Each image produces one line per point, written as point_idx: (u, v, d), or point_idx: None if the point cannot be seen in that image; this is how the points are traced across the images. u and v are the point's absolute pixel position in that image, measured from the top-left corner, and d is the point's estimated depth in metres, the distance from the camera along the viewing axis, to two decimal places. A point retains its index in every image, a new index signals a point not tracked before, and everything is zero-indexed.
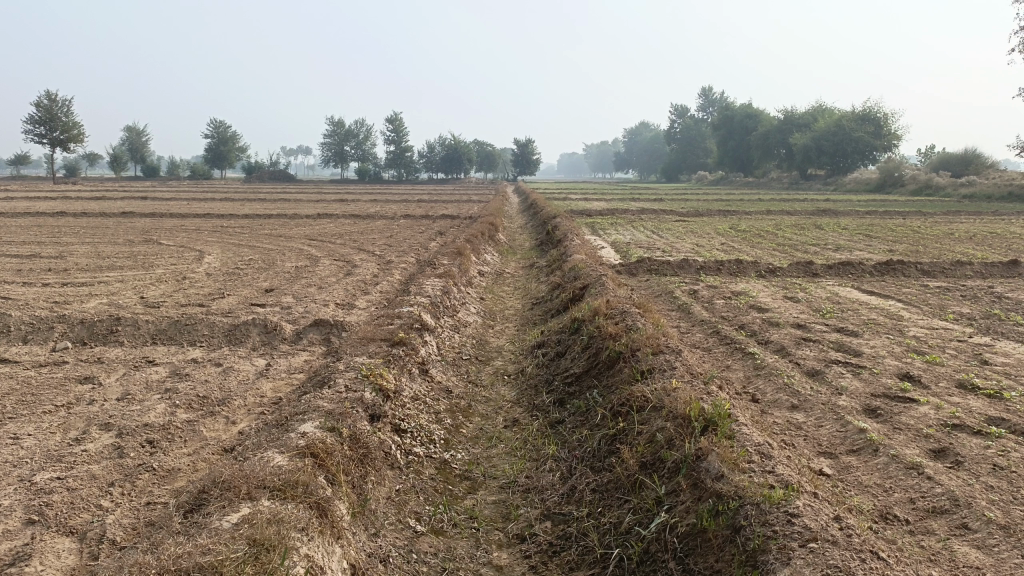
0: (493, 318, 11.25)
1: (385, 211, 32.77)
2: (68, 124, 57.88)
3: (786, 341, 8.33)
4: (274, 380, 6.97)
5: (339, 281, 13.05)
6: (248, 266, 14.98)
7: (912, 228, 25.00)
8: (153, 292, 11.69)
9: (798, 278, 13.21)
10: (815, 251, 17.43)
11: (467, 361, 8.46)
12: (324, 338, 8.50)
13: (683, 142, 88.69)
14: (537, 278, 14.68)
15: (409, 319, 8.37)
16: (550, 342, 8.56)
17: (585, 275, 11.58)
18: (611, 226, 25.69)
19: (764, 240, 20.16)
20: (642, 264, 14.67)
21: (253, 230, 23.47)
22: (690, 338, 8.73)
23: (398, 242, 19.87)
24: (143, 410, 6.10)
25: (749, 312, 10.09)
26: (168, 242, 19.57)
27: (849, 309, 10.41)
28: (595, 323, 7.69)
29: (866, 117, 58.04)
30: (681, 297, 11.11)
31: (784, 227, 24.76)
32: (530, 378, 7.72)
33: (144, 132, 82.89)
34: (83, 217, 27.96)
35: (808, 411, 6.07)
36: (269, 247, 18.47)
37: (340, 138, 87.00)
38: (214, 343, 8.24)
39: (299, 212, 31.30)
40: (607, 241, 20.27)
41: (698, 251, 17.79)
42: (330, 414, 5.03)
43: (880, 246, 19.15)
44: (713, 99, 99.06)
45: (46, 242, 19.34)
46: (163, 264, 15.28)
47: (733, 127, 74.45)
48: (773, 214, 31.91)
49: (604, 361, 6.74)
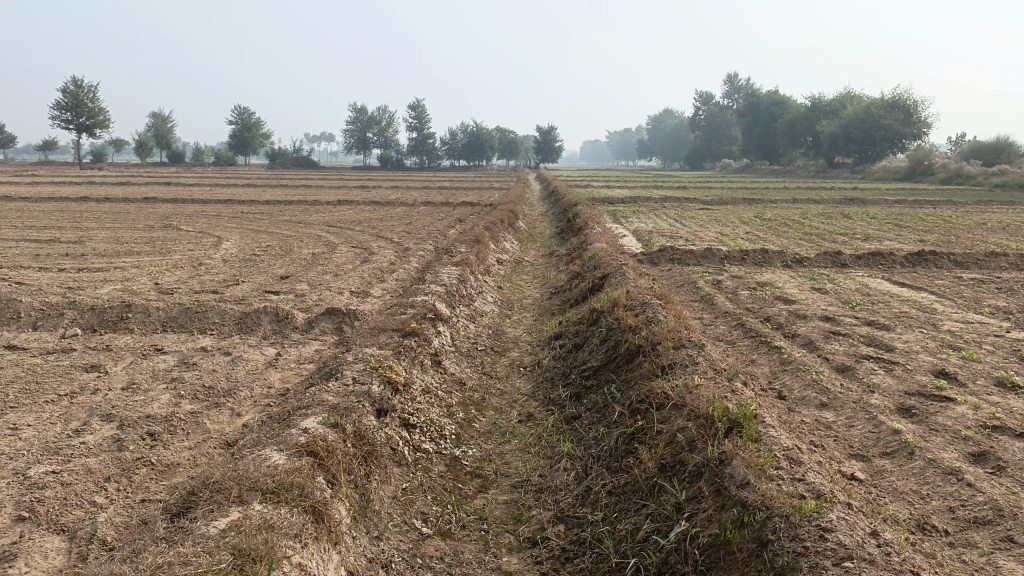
0: (510, 308, 11.00)
1: (406, 198, 32.60)
2: (94, 110, 58.30)
3: (814, 334, 8.00)
4: (282, 370, 6.78)
5: (355, 268, 12.87)
6: (265, 252, 14.85)
7: (943, 218, 24.35)
8: (168, 278, 11.59)
9: (825, 268, 12.81)
10: (843, 241, 16.98)
11: (482, 352, 8.23)
12: (336, 327, 8.31)
13: (708, 129, 87.61)
14: (557, 267, 14.40)
15: (423, 309, 8.14)
16: (568, 333, 8.30)
17: (605, 264, 11.29)
18: (633, 214, 25.32)
19: (790, 229, 19.70)
20: (664, 253, 14.34)
21: (272, 216, 23.39)
22: (713, 330, 8.42)
23: (417, 229, 19.66)
24: (147, 401, 5.93)
25: (775, 303, 9.75)
26: (187, 228, 19.53)
27: (880, 301, 10.02)
28: (614, 315, 7.41)
29: (895, 104, 56.79)
30: (704, 288, 10.78)
31: (810, 216, 24.21)
32: (546, 371, 7.47)
33: (169, 118, 83.56)
34: (107, 202, 28.11)
35: (838, 409, 5.77)
36: (287, 233, 18.36)
37: (362, 125, 86.99)
38: (224, 331, 8.07)
39: (319, 199, 31.22)
40: (629, 230, 19.92)
41: (722, 240, 17.40)
42: (334, 409, 4.82)
43: (910, 236, 18.62)
44: (738, 86, 97.65)
45: (67, 227, 19.39)
46: (180, 249, 15.20)
47: (759, 114, 73.33)
48: (799, 203, 31.31)
49: (623, 355, 6.46)
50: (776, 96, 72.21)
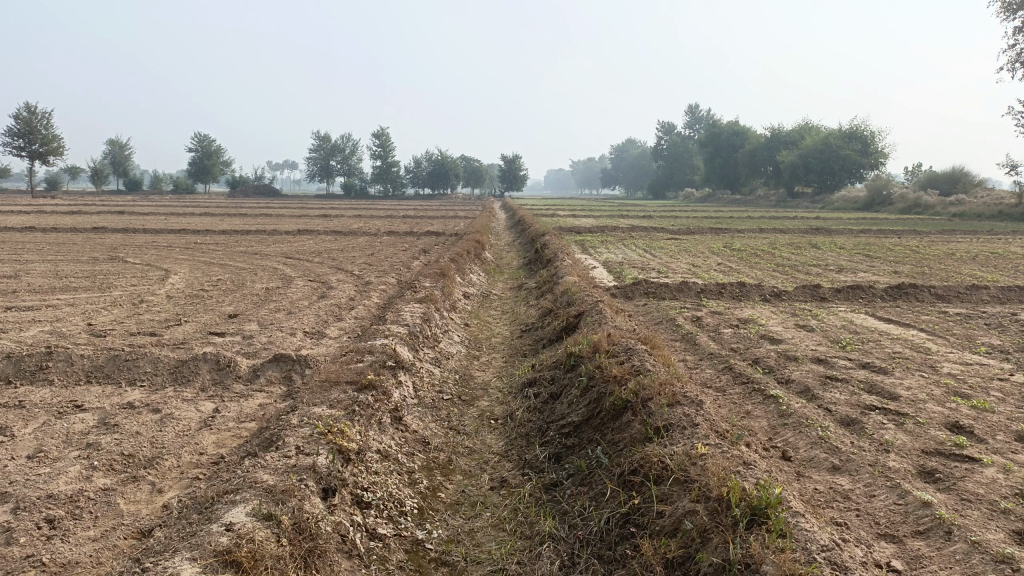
0: (478, 348, 10.24)
1: (369, 227, 31.76)
2: (47, 137, 56.55)
3: (810, 381, 7.35)
4: (218, 432, 5.90)
5: (311, 304, 12.03)
6: (215, 287, 13.89)
7: (911, 247, 24.25)
8: (104, 318, 10.59)
9: (806, 303, 12.27)
10: (818, 272, 16.55)
11: (448, 402, 7.42)
12: (285, 376, 7.44)
13: (671, 158, 88.34)
14: (526, 301, 13.68)
15: (381, 356, 7.32)
16: (543, 381, 7.54)
17: (580, 301, 10.60)
18: (601, 244, 24.81)
19: (763, 261, 19.30)
20: (638, 287, 13.72)
21: (227, 247, 22.33)
22: (700, 376, 7.73)
23: (379, 261, 18.80)
24: (52, 474, 5.01)
25: (761, 343, 9.12)
26: (134, 260, 18.42)
27: (871, 341, 9.43)
28: (595, 362, 6.68)
29: (853, 134, 57.55)
30: (685, 326, 10.11)
31: (780, 247, 23.88)
32: (520, 425, 6.69)
33: (127, 145, 81.89)
34: (53, 232, 26.76)
35: (854, 475, 5.10)
36: (242, 266, 17.40)
37: (325, 153, 86.07)
38: (157, 382, 7.17)
39: (278, 228, 30.22)
40: (599, 261, 19.31)
41: (695, 271, 16.86)
42: (269, 493, 3.99)
43: (884, 267, 18.26)
44: (699, 116, 98.77)
45: (3, 259, 18.16)
46: (122, 284, 14.17)
47: (720, 144, 74.07)
48: (766, 232, 31.14)
49: (609, 411, 5.72)
50: (738, 126, 72.98)
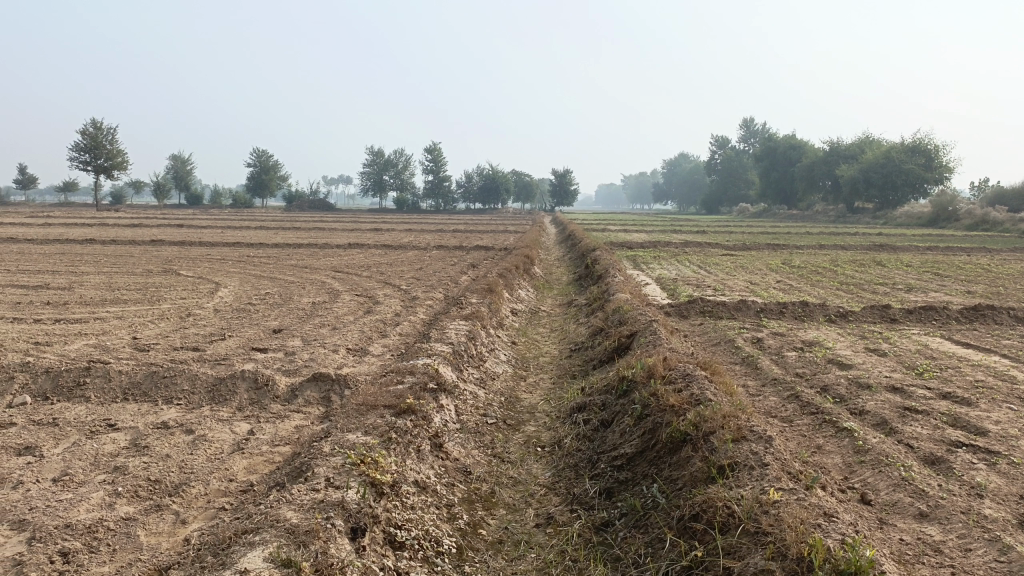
0: (526, 367, 9.83)
1: (419, 241, 31.74)
2: (112, 151, 58.38)
3: (886, 412, 6.73)
4: (249, 457, 5.60)
5: (357, 320, 11.80)
6: (262, 301, 13.80)
7: (983, 266, 23.08)
8: (150, 332, 10.51)
9: (875, 325, 11.56)
10: (884, 292, 15.75)
11: (492, 427, 7.02)
12: (323, 397, 7.13)
13: (725, 173, 86.93)
14: (576, 319, 13.23)
15: (422, 378, 6.96)
16: (594, 406, 7.08)
17: (633, 320, 10.12)
18: (653, 260, 24.22)
19: (825, 278, 18.50)
20: (693, 305, 13.17)
21: (278, 260, 22.41)
22: (763, 404, 7.16)
23: (428, 276, 18.58)
24: (73, 501, 4.76)
25: (829, 368, 8.51)
26: (187, 272, 18.58)
27: (949, 367, 8.73)
28: (650, 389, 6.20)
29: (916, 148, 55.73)
30: (744, 348, 9.54)
31: (841, 264, 22.94)
32: (568, 455, 6.25)
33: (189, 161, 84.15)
34: (112, 244, 27.34)
35: (945, 524, 4.53)
36: (291, 280, 17.36)
37: (378, 167, 87.08)
38: (192, 401, 6.94)
39: (330, 241, 30.40)
40: (652, 277, 18.76)
41: (753, 289, 16.20)
42: (292, 535, 3.66)
43: (955, 286, 17.28)
44: (753, 130, 96.97)
45: (61, 270, 18.49)
46: (172, 297, 14.20)
47: (776, 159, 72.56)
48: (826, 248, 30.11)
49: (666, 444, 5.25)
50: (794, 140, 71.38)
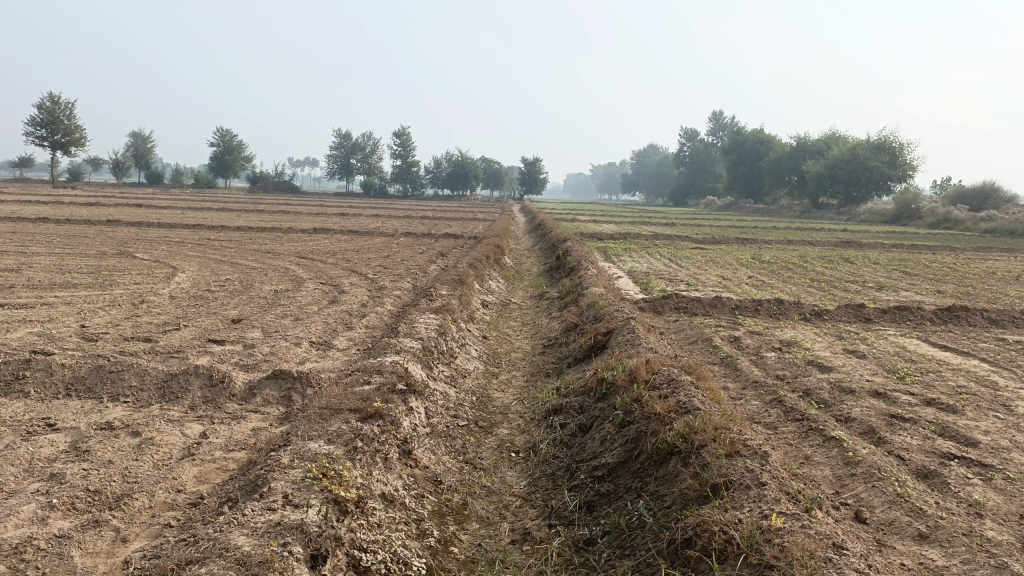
0: (498, 364, 9.46)
1: (386, 227, 31.13)
2: (70, 127, 56.39)
3: (873, 420, 6.50)
4: (201, 464, 5.15)
5: (321, 310, 11.32)
6: (222, 288, 13.21)
7: (948, 264, 23.25)
8: (99, 320, 9.91)
9: (851, 325, 11.40)
10: (857, 290, 15.68)
11: (464, 429, 6.65)
12: (284, 396, 6.68)
13: (693, 166, 87.22)
14: (548, 312, 12.89)
15: (391, 378, 6.54)
16: (571, 409, 6.74)
17: (609, 316, 9.80)
18: (624, 251, 23.98)
19: (796, 275, 18.40)
20: (668, 300, 12.90)
21: (240, 245, 21.68)
22: (746, 409, 6.88)
23: (395, 264, 18.07)
24: (0, 515, 4.27)
25: (809, 370, 8.28)
26: (143, 256, 17.81)
27: (930, 372, 8.54)
28: (633, 394, 5.88)
29: (881, 146, 56.33)
30: (723, 348, 9.26)
31: (810, 260, 22.90)
32: (544, 462, 5.90)
33: (151, 139, 81.90)
34: (66, 224, 26.27)
35: (947, 548, 4.27)
36: (253, 265, 16.73)
37: (346, 151, 85.72)
38: (141, 399, 6.45)
39: (295, 226, 29.63)
40: (623, 270, 18.49)
41: (726, 285, 16.02)
42: (243, 567, 3.26)
43: (925, 286, 17.28)
44: (722, 123, 97.59)
45: (9, 251, 17.62)
46: (126, 282, 13.53)
47: (744, 152, 72.93)
48: (794, 243, 30.14)
49: (651, 455, 4.93)
50: (762, 134, 71.84)
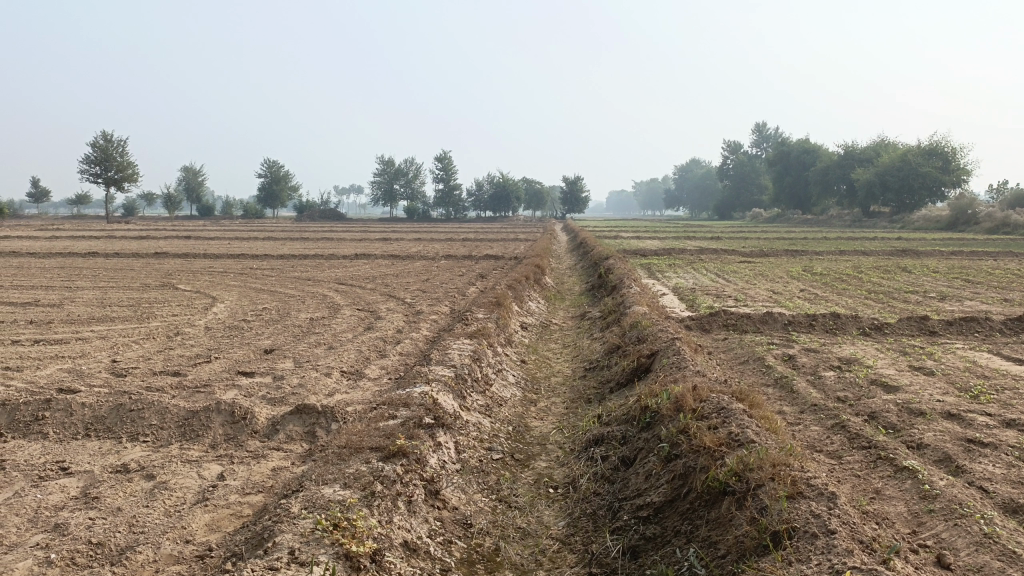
0: (536, 389, 9.02)
1: (427, 250, 30.98)
2: (122, 163, 58.02)
3: (948, 446, 5.86)
4: (214, 511, 4.82)
5: (355, 337, 11.04)
6: (257, 317, 13.05)
7: (1013, 270, 22.12)
8: (131, 355, 9.77)
9: (914, 339, 10.67)
10: (917, 300, 14.86)
11: (498, 463, 6.21)
12: (308, 432, 6.35)
13: (737, 179, 85.90)
14: (590, 333, 12.41)
15: (418, 412, 6.15)
16: (613, 440, 6.26)
17: (653, 336, 9.28)
18: (668, 267, 23.40)
19: (851, 287, 17.59)
20: (716, 317, 12.31)
21: (281, 272, 21.70)
22: (805, 436, 6.32)
23: (434, 287, 17.79)
24: None
25: (873, 391, 7.65)
26: (184, 287, 17.87)
27: (1008, 388, 7.80)
28: (680, 424, 5.38)
29: (933, 150, 54.52)
30: (776, 367, 8.67)
31: (864, 270, 21.96)
32: (584, 500, 5.42)
33: (200, 172, 83.89)
34: (114, 257, 26.74)
35: None
36: (291, 293, 16.62)
37: (389, 176, 86.62)
38: (161, 439, 6.18)
39: (337, 252, 29.68)
40: (668, 287, 17.93)
41: (776, 299, 15.37)
42: None
43: (991, 294, 16.28)
44: (766, 134, 96.14)
45: (56, 286, 17.85)
46: (164, 314, 13.48)
47: (790, 163, 71.48)
48: (847, 254, 29.10)
49: (701, 495, 4.43)
50: (807, 144, 70.37)
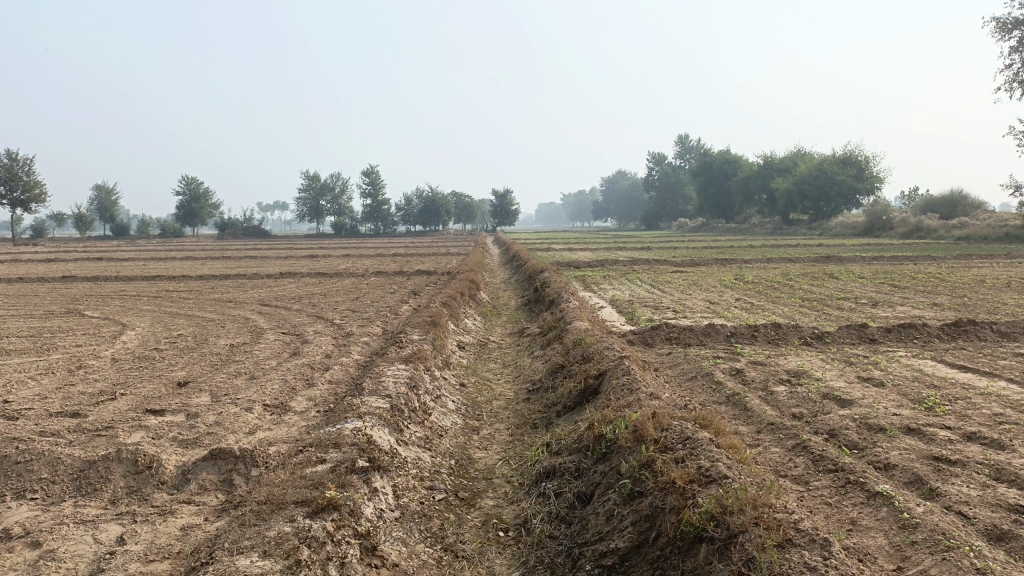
0: (478, 416, 8.44)
1: (356, 267, 30.07)
2: (30, 183, 54.85)
3: (917, 466, 5.56)
4: None
5: (280, 365, 10.25)
6: (173, 345, 12.08)
7: (933, 274, 22.75)
8: (25, 394, 8.73)
9: (857, 347, 10.56)
10: (851, 307, 14.94)
11: (441, 504, 5.62)
12: (224, 481, 5.63)
13: (663, 189, 87.42)
14: (531, 351, 11.93)
15: (350, 454, 5.52)
16: (565, 473, 5.75)
17: (599, 354, 8.84)
18: (603, 279, 23.18)
19: (785, 295, 17.65)
20: (658, 331, 12.00)
21: (200, 295, 20.49)
22: (768, 460, 5.95)
23: (365, 307, 17.02)
24: None
25: (827, 406, 7.37)
26: (93, 313, 16.59)
27: (959, 398, 7.64)
28: (641, 457, 4.92)
29: (847, 160, 56.47)
30: (727, 384, 8.34)
31: (794, 278, 22.18)
32: (539, 546, 4.88)
33: (114, 191, 80.15)
34: (17, 283, 24.92)
35: None
36: (211, 317, 15.60)
37: (315, 192, 84.70)
38: (51, 495, 5.36)
39: (261, 271, 28.44)
40: (605, 300, 17.65)
41: (714, 309, 15.23)
42: None
43: (919, 299, 16.54)
44: (689, 146, 98.27)
45: None
46: (67, 345, 12.36)
47: (712, 173, 73.07)
48: (774, 261, 29.57)
49: (673, 541, 3.97)
50: (729, 155, 72.12)
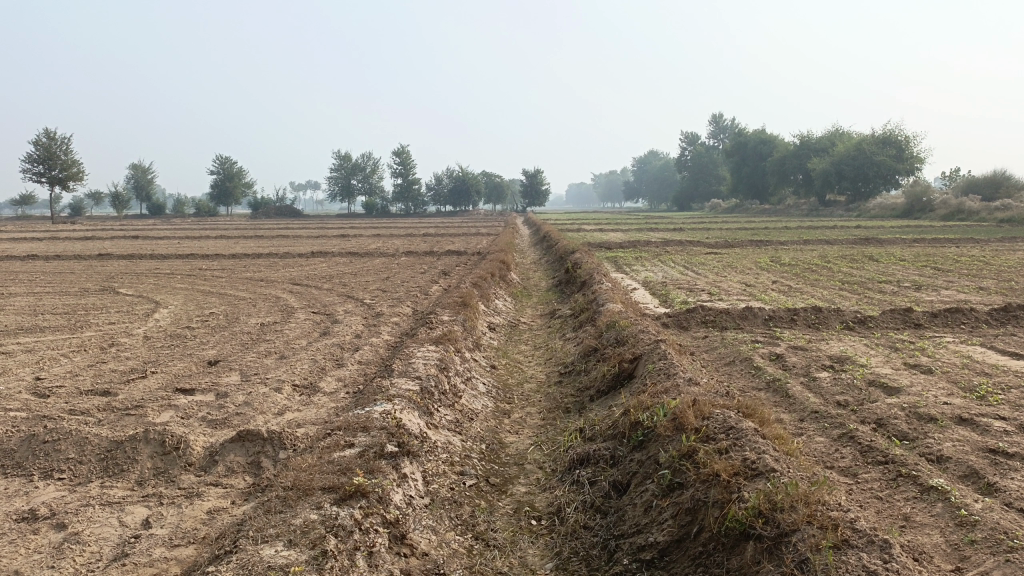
0: (509, 399, 8.27)
1: (387, 246, 30.04)
2: (67, 161, 55.64)
3: (973, 459, 5.27)
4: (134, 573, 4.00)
5: (310, 344, 10.17)
6: (204, 324, 12.06)
7: (977, 257, 22.05)
8: (57, 371, 8.75)
9: (902, 333, 10.18)
10: (893, 291, 14.47)
11: (472, 490, 5.46)
12: (252, 464, 5.53)
13: (696, 169, 86.19)
14: (562, 333, 11.72)
15: (379, 438, 5.38)
16: (599, 461, 5.55)
17: (633, 337, 8.61)
18: (635, 260, 22.85)
19: (823, 278, 17.19)
20: (693, 314, 11.72)
21: (232, 274, 20.55)
22: (813, 451, 5.68)
23: (395, 286, 16.92)
24: None
25: (873, 394, 7.06)
26: (126, 291, 16.70)
27: (1013, 387, 7.28)
28: (681, 447, 4.70)
29: (886, 139, 55.02)
30: (766, 370, 8.06)
31: (832, 260, 21.63)
32: (573, 537, 4.69)
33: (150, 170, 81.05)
34: (54, 261, 25.27)
35: None
36: (242, 296, 15.59)
37: (346, 172, 84.92)
38: (78, 476, 5.30)
39: (293, 250, 28.52)
40: (638, 282, 17.34)
41: (751, 292, 14.86)
42: None
43: (964, 282, 15.99)
44: (723, 126, 96.67)
45: None
46: (101, 322, 12.41)
47: (747, 153, 71.79)
48: (811, 243, 28.89)
49: (717, 537, 3.76)
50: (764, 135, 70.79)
